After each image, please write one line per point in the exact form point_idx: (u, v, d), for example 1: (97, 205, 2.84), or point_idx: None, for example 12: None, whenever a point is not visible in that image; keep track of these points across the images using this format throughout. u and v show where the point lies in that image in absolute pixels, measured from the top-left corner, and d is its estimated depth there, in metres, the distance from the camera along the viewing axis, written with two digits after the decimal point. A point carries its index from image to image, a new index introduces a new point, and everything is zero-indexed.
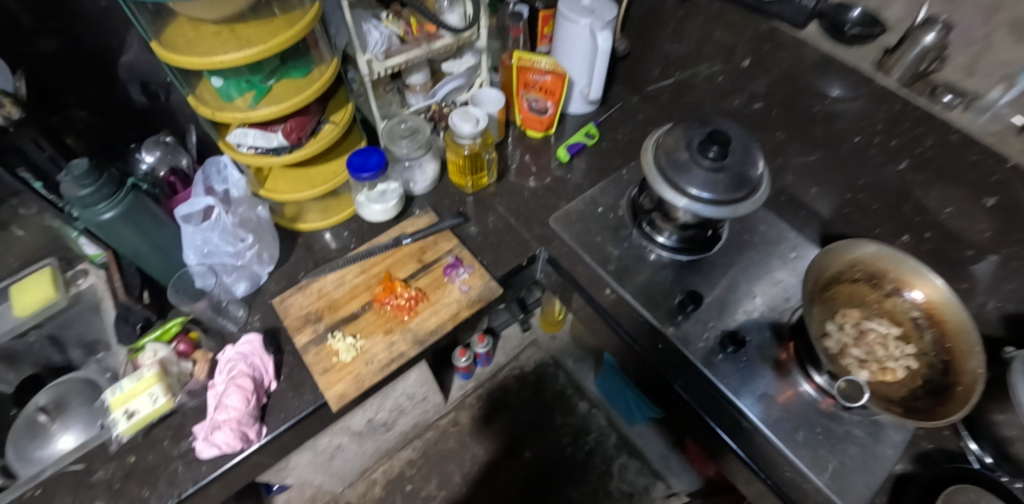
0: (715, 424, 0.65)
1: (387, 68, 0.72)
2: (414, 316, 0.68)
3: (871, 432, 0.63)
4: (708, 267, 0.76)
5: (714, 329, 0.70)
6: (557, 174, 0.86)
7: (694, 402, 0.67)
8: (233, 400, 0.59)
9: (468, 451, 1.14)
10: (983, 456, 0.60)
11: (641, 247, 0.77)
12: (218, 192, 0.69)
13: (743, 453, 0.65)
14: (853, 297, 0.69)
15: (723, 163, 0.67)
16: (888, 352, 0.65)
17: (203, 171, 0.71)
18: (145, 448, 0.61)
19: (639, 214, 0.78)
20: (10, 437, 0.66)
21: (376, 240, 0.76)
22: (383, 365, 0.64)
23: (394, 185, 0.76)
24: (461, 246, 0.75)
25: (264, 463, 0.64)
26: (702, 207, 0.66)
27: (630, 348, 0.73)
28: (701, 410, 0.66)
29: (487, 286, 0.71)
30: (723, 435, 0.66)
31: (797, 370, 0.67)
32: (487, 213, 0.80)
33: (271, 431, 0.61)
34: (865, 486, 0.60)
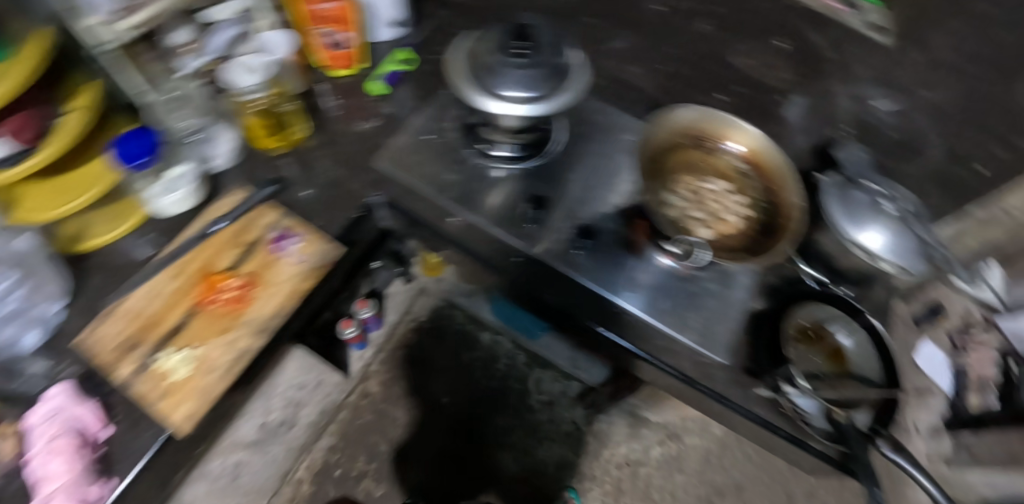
0: (618, 340, 0.68)
1: (134, 29, 0.55)
2: (249, 305, 0.60)
3: (723, 281, 0.68)
4: (556, 174, 0.72)
5: (564, 227, 0.68)
6: (373, 112, 0.76)
7: (601, 326, 0.69)
8: (54, 465, 0.51)
9: (387, 417, 1.09)
10: (818, 276, 0.70)
11: (479, 167, 0.71)
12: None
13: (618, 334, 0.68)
14: (689, 161, 0.70)
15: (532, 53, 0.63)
16: (724, 205, 0.68)
17: None
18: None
19: (471, 132, 0.71)
20: None
21: (181, 236, 0.64)
22: (227, 369, 0.57)
23: (188, 164, 0.65)
24: (285, 215, 0.65)
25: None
26: (539, 108, 0.62)
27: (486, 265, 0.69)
28: (604, 332, 0.69)
29: (323, 249, 0.63)
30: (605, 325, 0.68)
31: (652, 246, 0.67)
32: (308, 174, 0.70)
33: (121, 480, 0.53)
34: (726, 329, 0.64)
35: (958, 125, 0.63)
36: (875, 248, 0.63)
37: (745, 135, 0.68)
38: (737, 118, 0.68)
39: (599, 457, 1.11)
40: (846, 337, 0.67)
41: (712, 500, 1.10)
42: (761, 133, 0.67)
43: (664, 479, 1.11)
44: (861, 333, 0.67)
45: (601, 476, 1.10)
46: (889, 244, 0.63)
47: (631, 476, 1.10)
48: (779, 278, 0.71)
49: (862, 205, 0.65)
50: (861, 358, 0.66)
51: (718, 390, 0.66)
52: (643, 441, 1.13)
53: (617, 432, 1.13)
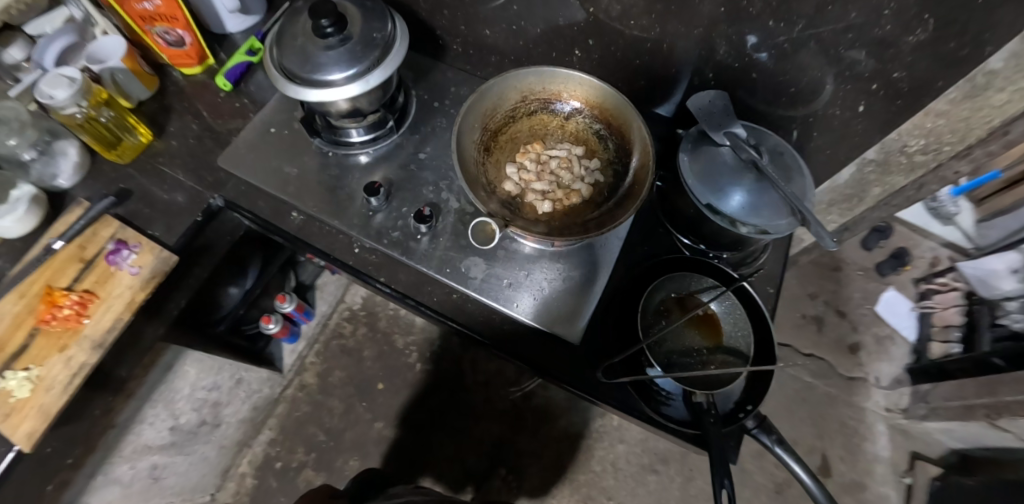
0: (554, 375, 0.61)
1: None
2: (87, 321, 0.59)
3: (584, 256, 0.64)
4: (403, 158, 0.69)
5: (409, 213, 0.66)
6: (225, 108, 0.74)
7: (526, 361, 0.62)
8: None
9: (323, 408, 1.10)
10: (690, 243, 0.67)
11: (336, 156, 0.69)
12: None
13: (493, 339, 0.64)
14: (535, 130, 0.66)
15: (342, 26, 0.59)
16: (573, 175, 0.64)
17: None
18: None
19: (315, 120, 0.69)
20: None
21: (26, 258, 0.63)
22: (66, 385, 0.57)
23: (25, 186, 0.63)
24: (123, 227, 0.64)
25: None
26: (365, 81, 0.58)
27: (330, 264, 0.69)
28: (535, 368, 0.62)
29: (160, 258, 0.62)
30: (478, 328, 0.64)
31: (474, 238, 0.63)
32: (154, 179, 0.69)
33: None
34: (574, 309, 0.61)
35: (823, 58, 0.56)
36: (731, 212, 0.58)
37: (587, 91, 0.63)
38: (576, 72, 0.62)
39: (538, 432, 1.10)
40: (718, 304, 0.63)
41: (655, 468, 1.09)
42: (603, 84, 0.61)
43: (606, 450, 1.09)
44: (732, 299, 0.63)
45: (541, 451, 1.09)
46: (745, 204, 0.57)
47: (572, 449, 1.10)
48: (648, 247, 0.68)
49: (718, 163, 0.59)
50: (735, 328, 0.62)
51: (589, 387, 0.60)
52: (584, 413, 1.12)
53: (556, 405, 1.12)
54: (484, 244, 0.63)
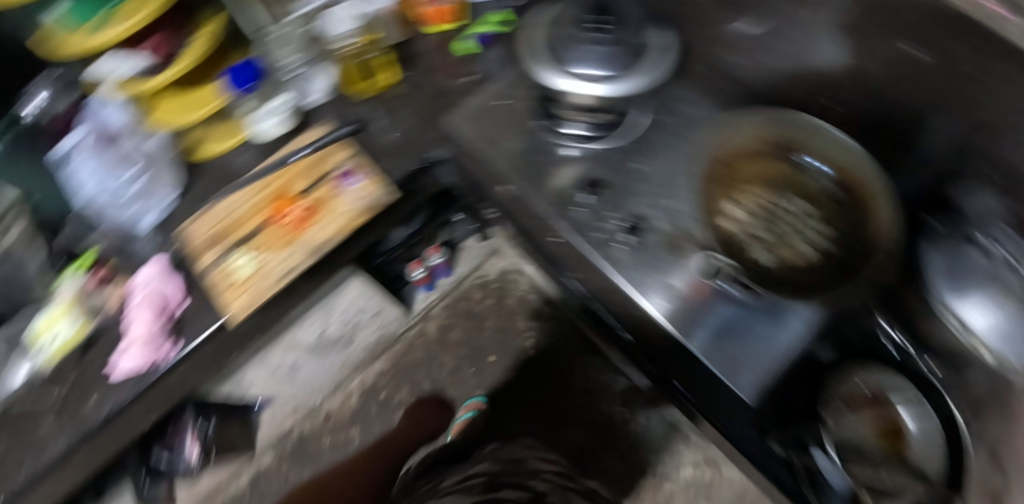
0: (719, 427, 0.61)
1: None
2: (309, 228, 0.67)
3: (773, 316, 0.61)
4: (617, 163, 0.69)
5: (615, 218, 0.65)
6: (465, 68, 0.78)
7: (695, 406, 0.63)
8: (140, 322, 0.63)
9: (436, 360, 1.17)
10: (899, 342, 0.61)
11: (548, 142, 0.70)
12: (92, 119, 0.67)
13: (659, 363, 0.65)
14: (762, 171, 0.62)
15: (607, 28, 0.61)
16: (796, 230, 0.60)
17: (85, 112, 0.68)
18: (61, 382, 0.64)
19: (546, 102, 0.70)
20: None
21: (265, 162, 0.72)
22: (281, 276, 0.65)
23: (286, 96, 0.73)
24: (357, 154, 0.72)
25: (171, 392, 0.67)
26: (613, 86, 0.59)
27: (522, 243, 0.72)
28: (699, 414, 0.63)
29: (383, 191, 0.69)
30: (649, 350, 0.66)
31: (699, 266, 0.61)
32: (393, 117, 0.76)
33: (186, 345, 0.64)
34: (759, 369, 0.59)
35: None
36: (966, 317, 0.53)
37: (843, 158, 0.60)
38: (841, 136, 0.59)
39: (625, 459, 1.09)
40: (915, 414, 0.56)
41: None
42: (868, 156, 0.57)
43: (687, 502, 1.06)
44: (930, 414, 0.57)
45: (623, 476, 1.08)
46: (995, 324, 0.52)
47: (653, 487, 1.08)
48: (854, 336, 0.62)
49: (968, 264, 0.55)
50: (928, 445, 0.55)
51: (750, 452, 0.60)
52: (677, 457, 1.08)
53: (652, 439, 1.10)
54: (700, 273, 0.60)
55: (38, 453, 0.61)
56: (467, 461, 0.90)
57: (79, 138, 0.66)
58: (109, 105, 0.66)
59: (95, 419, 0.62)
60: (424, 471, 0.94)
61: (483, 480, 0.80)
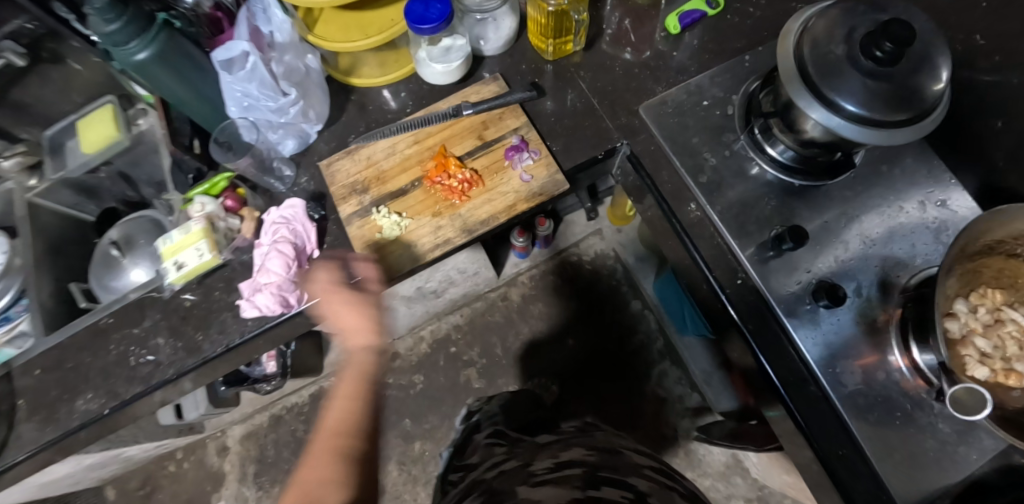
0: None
1: None
2: (466, 201, 0.60)
3: (960, 432, 0.51)
4: (825, 204, 0.58)
5: (806, 273, 0.56)
6: (657, 49, 0.68)
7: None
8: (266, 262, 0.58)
9: (512, 328, 1.14)
10: None
11: (744, 158, 0.60)
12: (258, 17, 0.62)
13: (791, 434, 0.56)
14: (1000, 276, 0.53)
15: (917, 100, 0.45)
16: (1023, 352, 0.50)
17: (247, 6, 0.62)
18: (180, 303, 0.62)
19: (753, 117, 0.59)
20: (92, 270, 0.72)
21: (431, 111, 0.65)
22: (425, 250, 0.59)
23: (461, 41, 0.65)
24: (529, 126, 0.63)
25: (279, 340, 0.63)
26: (829, 120, 0.47)
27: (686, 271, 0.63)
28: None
29: (552, 179, 0.60)
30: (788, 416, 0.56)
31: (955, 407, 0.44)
32: (565, 89, 0.66)
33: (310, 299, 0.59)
34: (933, 484, 0.50)
35: None
36: None
37: None
38: None
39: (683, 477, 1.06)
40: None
41: None
42: None
43: None
44: None
45: None
46: None
47: None
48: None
49: None
50: None
51: None
52: (732, 487, 1.06)
53: (711, 464, 1.07)
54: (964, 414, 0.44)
55: (155, 372, 0.60)
56: (544, 444, 0.61)
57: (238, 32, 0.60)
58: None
59: (211, 351, 0.60)
60: (488, 433, 0.71)
61: (577, 473, 0.49)
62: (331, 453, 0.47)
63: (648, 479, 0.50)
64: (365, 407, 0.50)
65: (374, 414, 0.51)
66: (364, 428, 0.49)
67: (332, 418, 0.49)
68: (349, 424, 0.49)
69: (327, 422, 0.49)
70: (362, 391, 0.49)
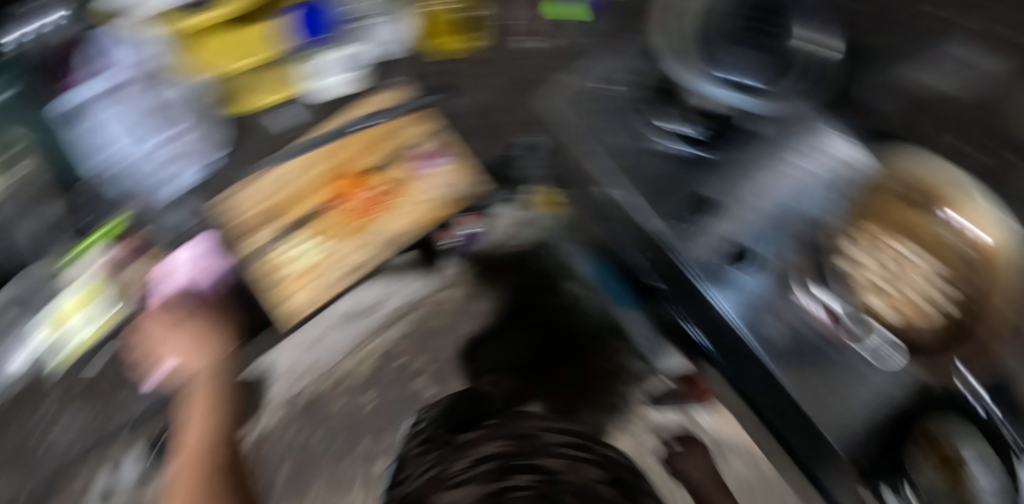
0: (810, 468, 0.59)
1: None
2: (384, 213, 0.71)
3: (869, 357, 0.60)
4: (724, 171, 0.66)
5: (719, 237, 0.63)
6: (559, 39, 0.75)
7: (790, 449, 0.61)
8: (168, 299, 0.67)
9: None
10: (994, 409, 0.54)
11: (654, 140, 0.67)
12: (103, 68, 0.65)
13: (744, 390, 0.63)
14: (880, 213, 0.57)
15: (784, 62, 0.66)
16: (912, 283, 0.54)
17: (94, 48, 0.65)
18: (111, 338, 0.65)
19: (671, 94, 0.68)
20: None
21: (329, 124, 0.72)
22: (352, 269, 0.70)
23: (358, 47, 0.72)
24: (447, 130, 0.73)
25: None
26: (729, 96, 0.64)
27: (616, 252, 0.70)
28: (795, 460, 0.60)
29: (467, 181, 0.73)
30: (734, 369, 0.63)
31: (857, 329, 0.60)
32: (475, 88, 0.74)
33: (229, 342, 0.67)
34: (849, 415, 0.59)
35: None
36: None
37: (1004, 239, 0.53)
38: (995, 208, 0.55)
39: None
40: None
41: None
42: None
43: None
44: (999, 472, 0.51)
45: None
46: None
47: None
48: (936, 387, 0.57)
49: None
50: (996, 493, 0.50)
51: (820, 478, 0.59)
52: None
53: None
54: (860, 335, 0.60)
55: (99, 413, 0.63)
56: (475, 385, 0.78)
57: (94, 90, 0.64)
58: (126, 43, 0.65)
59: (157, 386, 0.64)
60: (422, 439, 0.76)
61: None
62: (193, 490, 0.61)
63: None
64: (213, 431, 0.64)
65: (230, 429, 0.66)
66: (216, 445, 0.64)
67: (193, 440, 0.63)
68: (206, 440, 0.63)
69: (190, 445, 0.63)
70: (208, 412, 0.64)
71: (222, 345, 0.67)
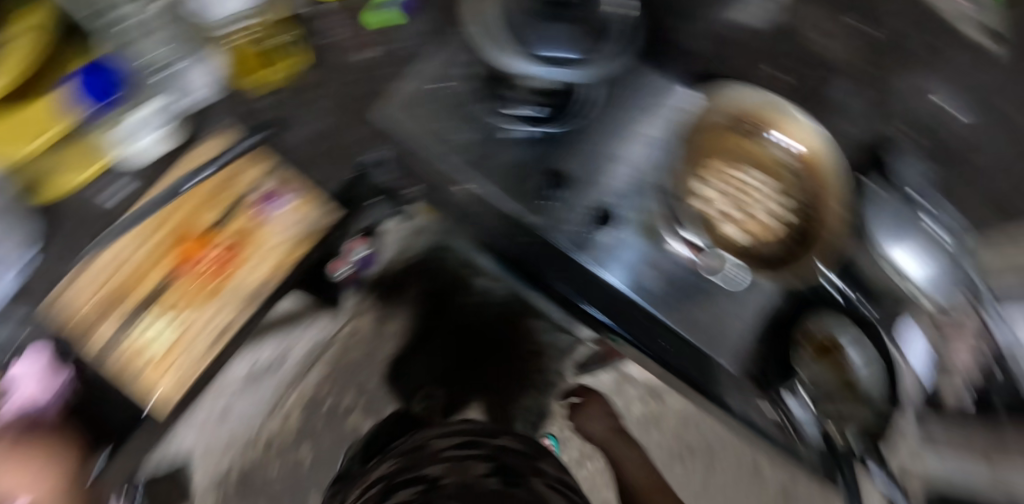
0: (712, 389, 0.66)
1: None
2: (238, 268, 0.63)
3: (738, 283, 0.64)
4: (573, 141, 0.67)
5: (583, 206, 0.65)
6: (380, 46, 0.71)
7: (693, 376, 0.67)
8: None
9: (376, 353, 1.13)
10: (848, 292, 0.62)
11: (497, 125, 0.67)
12: None
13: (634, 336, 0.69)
14: (716, 146, 0.66)
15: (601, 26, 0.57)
16: (752, 200, 0.64)
17: None
18: None
19: (496, 82, 0.66)
20: None
21: (154, 194, 0.61)
22: (216, 335, 0.62)
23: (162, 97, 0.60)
24: (279, 167, 0.66)
25: (137, 449, 0.66)
26: (542, 71, 0.54)
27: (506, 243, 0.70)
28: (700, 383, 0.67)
29: (318, 212, 0.67)
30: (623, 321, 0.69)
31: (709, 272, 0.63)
32: (306, 113, 0.69)
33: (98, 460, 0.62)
34: (738, 337, 0.62)
35: None
36: (913, 271, 0.57)
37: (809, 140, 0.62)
38: (805, 116, 0.62)
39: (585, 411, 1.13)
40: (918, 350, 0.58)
41: (683, 456, 1.15)
42: (832, 145, 0.61)
43: (641, 434, 1.15)
44: (874, 353, 0.58)
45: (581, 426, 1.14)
46: (929, 274, 0.57)
47: None
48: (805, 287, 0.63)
49: (895, 217, 0.60)
50: (868, 369, 0.58)
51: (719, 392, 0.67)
52: (625, 397, 1.16)
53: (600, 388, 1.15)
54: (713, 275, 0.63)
55: None
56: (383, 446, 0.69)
57: None
58: None
59: None
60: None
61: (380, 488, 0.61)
62: None
63: (447, 461, 0.62)
64: None
65: None
66: None
67: None
68: None
69: None
70: None
71: (70, 470, 0.60)
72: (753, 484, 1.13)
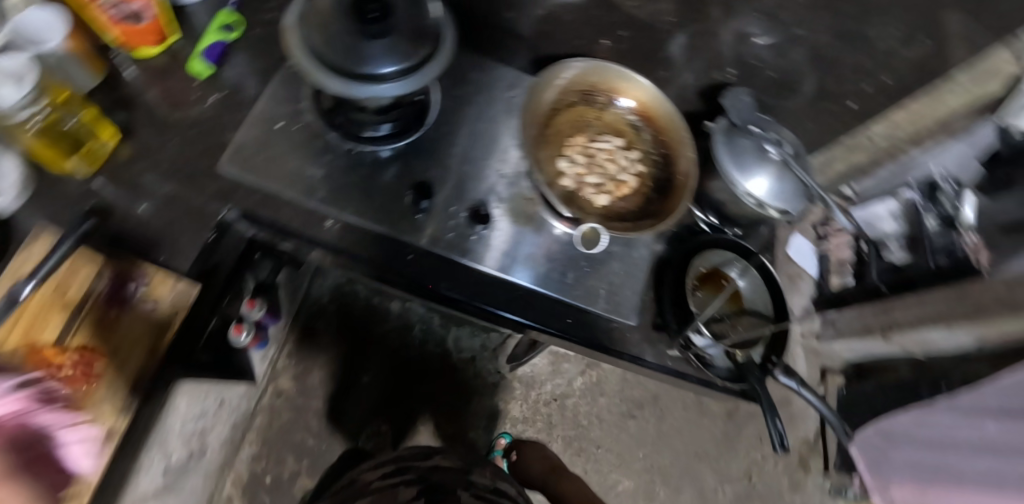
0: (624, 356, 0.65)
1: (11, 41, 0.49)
2: (99, 381, 0.49)
3: (625, 243, 0.67)
4: (437, 149, 0.67)
5: (459, 210, 0.65)
6: (209, 96, 0.66)
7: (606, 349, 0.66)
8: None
9: (307, 412, 1.06)
10: (711, 219, 0.73)
11: (356, 151, 0.65)
12: None
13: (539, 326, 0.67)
14: (575, 122, 0.69)
15: (430, 31, 0.56)
16: (618, 166, 0.69)
17: None
18: None
19: (337, 110, 0.64)
20: None
21: None
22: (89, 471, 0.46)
23: None
24: (115, 258, 0.54)
25: None
26: (379, 90, 0.53)
27: (379, 273, 0.63)
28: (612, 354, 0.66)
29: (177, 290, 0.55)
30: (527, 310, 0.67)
31: (581, 242, 0.65)
32: (140, 186, 0.60)
33: None
34: (632, 291, 0.66)
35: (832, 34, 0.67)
36: (761, 195, 0.67)
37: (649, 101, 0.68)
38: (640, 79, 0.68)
39: (527, 399, 1.16)
40: (883, 209, 1.01)
41: (634, 414, 1.20)
42: (665, 97, 0.68)
43: (590, 405, 1.18)
44: (753, 274, 0.71)
45: (532, 416, 1.15)
46: (771, 189, 0.68)
47: (560, 409, 1.17)
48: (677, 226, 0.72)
49: (743, 149, 0.69)
50: (753, 294, 0.71)
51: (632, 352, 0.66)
52: (566, 375, 1.19)
53: (541, 374, 1.17)
54: (592, 246, 0.64)
55: None
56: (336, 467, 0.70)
57: None
58: None
59: None
60: None
61: None
62: None
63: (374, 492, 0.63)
64: None
65: None
66: None
67: None
68: None
69: None
70: None
71: None
72: (699, 416, 1.22)
